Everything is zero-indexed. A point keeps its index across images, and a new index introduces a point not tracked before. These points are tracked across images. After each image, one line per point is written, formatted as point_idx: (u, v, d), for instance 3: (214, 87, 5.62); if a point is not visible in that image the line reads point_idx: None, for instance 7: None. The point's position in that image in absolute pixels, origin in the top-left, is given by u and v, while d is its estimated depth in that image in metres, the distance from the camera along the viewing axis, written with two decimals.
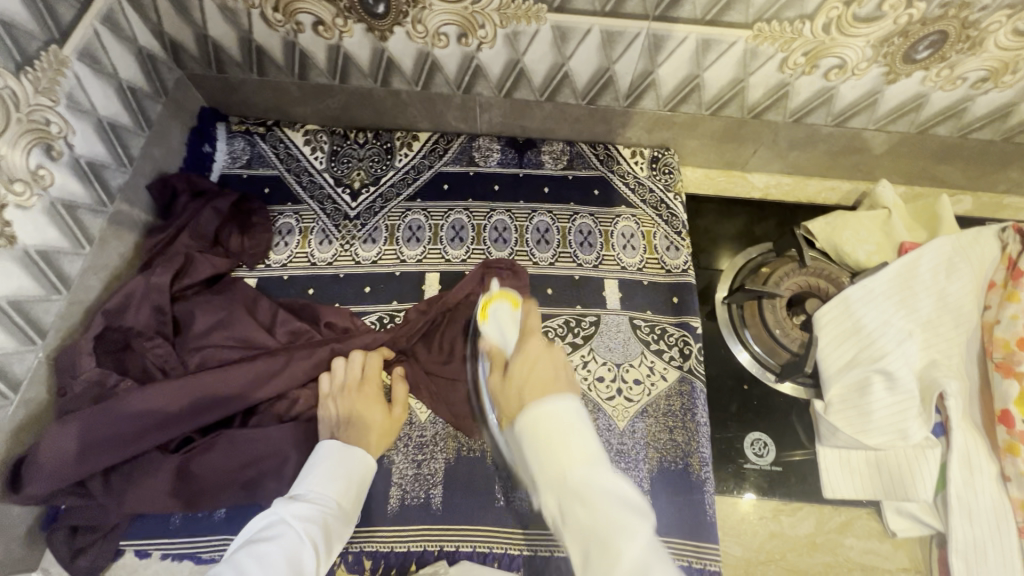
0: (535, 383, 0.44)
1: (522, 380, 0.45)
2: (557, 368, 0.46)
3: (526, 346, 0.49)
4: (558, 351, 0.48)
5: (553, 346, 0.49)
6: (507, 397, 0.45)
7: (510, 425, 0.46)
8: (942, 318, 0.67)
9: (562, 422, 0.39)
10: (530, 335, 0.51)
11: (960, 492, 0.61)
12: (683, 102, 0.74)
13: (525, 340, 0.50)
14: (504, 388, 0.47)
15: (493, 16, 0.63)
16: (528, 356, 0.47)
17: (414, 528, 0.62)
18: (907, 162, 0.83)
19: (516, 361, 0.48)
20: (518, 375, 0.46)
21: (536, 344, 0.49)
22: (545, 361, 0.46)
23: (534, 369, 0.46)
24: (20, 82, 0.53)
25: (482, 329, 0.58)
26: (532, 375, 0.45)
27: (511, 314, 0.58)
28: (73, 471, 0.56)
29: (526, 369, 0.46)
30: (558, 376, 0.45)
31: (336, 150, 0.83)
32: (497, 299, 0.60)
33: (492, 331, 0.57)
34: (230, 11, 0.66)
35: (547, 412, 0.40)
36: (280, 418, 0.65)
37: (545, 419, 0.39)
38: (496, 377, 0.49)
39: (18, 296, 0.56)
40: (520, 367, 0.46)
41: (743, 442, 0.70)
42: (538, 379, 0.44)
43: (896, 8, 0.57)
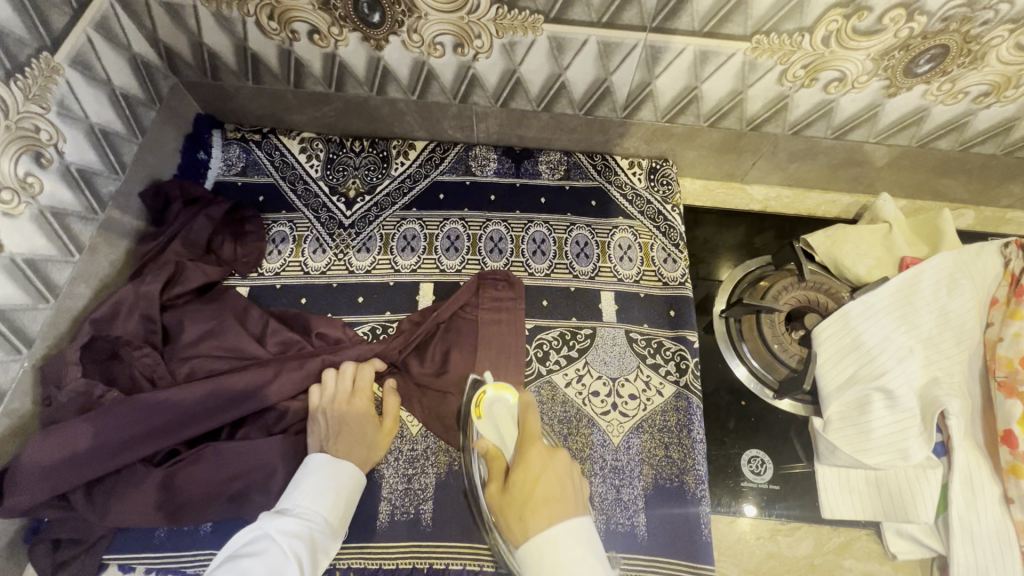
0: (540, 501, 0.48)
1: (529, 495, 0.49)
2: (559, 482, 0.50)
3: (528, 456, 0.52)
4: (557, 461, 0.53)
5: (554, 453, 0.53)
6: (510, 513, 0.49)
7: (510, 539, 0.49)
8: (943, 335, 0.65)
9: (569, 552, 0.44)
10: (530, 442, 0.54)
11: (963, 514, 0.60)
12: (682, 113, 0.74)
13: (525, 450, 0.53)
14: (504, 503, 0.50)
15: (489, 26, 0.62)
16: (530, 471, 0.51)
17: (402, 545, 0.61)
18: (908, 175, 0.82)
19: (519, 473, 0.51)
20: (522, 492, 0.49)
21: (537, 454, 0.52)
22: (549, 477, 0.50)
23: (538, 484, 0.50)
24: (10, 89, 0.53)
25: (478, 426, 0.61)
26: (536, 492, 0.49)
27: (508, 409, 0.62)
28: (53, 484, 0.55)
29: (529, 483, 0.50)
30: (563, 492, 0.49)
31: (332, 158, 0.83)
32: (491, 391, 0.63)
33: (490, 429, 0.60)
34: (225, 19, 0.65)
35: (553, 541, 0.44)
36: (269, 430, 0.64)
37: (554, 551, 0.44)
38: (496, 487, 0.52)
39: (4, 304, 0.55)
40: (524, 483, 0.50)
41: (741, 460, 0.69)
42: (544, 497, 0.48)
43: (896, 22, 0.56)
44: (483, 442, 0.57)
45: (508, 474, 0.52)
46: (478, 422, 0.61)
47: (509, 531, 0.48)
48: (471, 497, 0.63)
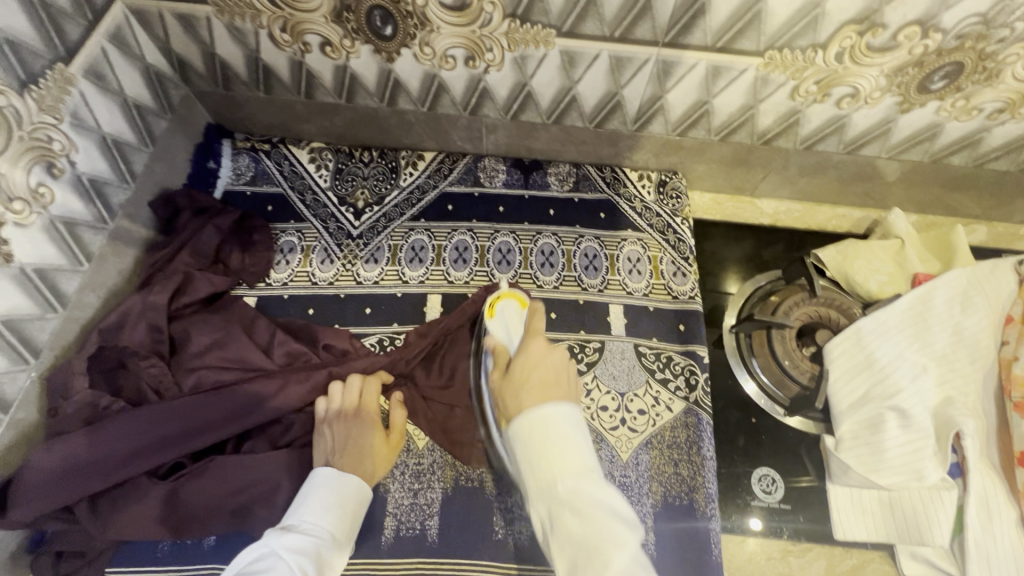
0: (537, 386, 0.50)
1: (527, 379, 0.51)
2: (556, 372, 0.52)
3: (529, 350, 0.54)
4: (558, 353, 0.54)
5: (554, 350, 0.54)
6: (507, 394, 0.51)
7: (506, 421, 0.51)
8: (958, 353, 0.65)
9: (559, 428, 0.45)
10: (532, 337, 0.57)
11: (978, 537, 0.58)
12: (692, 127, 0.73)
13: (528, 343, 0.56)
14: (505, 387, 0.52)
15: (501, 40, 0.62)
16: (530, 363, 0.53)
17: (409, 561, 0.60)
18: (920, 190, 0.81)
19: (520, 363, 0.53)
20: (521, 377, 0.51)
21: (538, 349, 0.54)
22: (546, 367, 0.52)
23: (536, 370, 0.52)
24: (24, 100, 0.53)
25: (488, 325, 0.64)
26: (533, 378, 0.51)
27: (517, 313, 0.64)
28: (58, 497, 0.54)
29: (528, 371, 0.52)
30: (558, 380, 0.51)
31: (341, 168, 0.83)
32: (505, 297, 0.66)
33: (498, 327, 0.63)
34: (238, 30, 0.66)
35: (546, 416, 0.46)
36: (274, 443, 0.64)
37: (546, 425, 0.45)
38: (499, 374, 0.54)
39: (13, 314, 0.55)
40: (524, 370, 0.52)
41: (751, 478, 0.68)
42: (540, 382, 0.50)
43: (911, 39, 0.56)
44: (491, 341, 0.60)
45: (509, 364, 0.55)
46: (489, 322, 0.64)
47: (506, 411, 0.51)
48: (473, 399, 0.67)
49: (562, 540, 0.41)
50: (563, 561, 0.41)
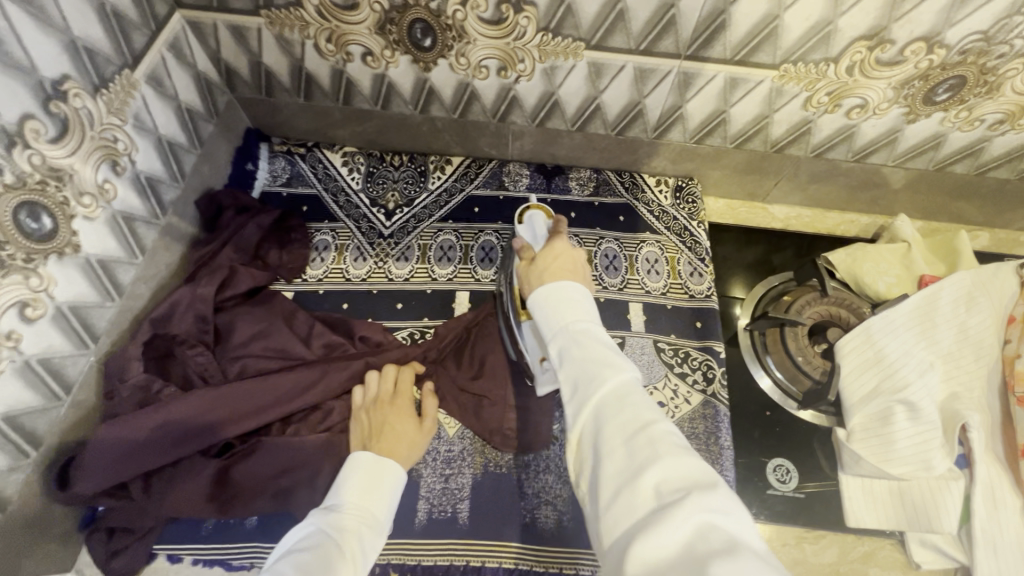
0: (555, 268, 0.54)
1: (547, 263, 0.55)
2: (575, 264, 0.56)
3: (553, 243, 0.59)
4: (580, 253, 0.58)
5: (576, 247, 0.58)
6: (529, 277, 0.56)
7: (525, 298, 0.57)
8: (962, 351, 0.69)
9: (574, 296, 0.49)
10: (557, 236, 0.60)
11: (985, 525, 0.61)
12: (709, 135, 0.78)
13: (552, 240, 0.60)
14: (528, 273, 0.57)
15: (533, 52, 0.67)
16: (553, 253, 0.57)
17: (440, 542, 0.63)
18: (925, 198, 0.85)
19: (543, 253, 0.57)
20: (543, 263, 0.56)
21: (562, 243, 0.59)
22: (567, 259, 0.56)
23: (557, 260, 0.56)
24: (96, 102, 0.57)
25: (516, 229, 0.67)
26: (554, 264, 0.55)
27: (545, 221, 0.66)
28: (115, 473, 0.58)
29: (550, 259, 0.56)
30: (575, 270, 0.55)
31: (372, 171, 0.87)
32: (532, 209, 0.68)
33: (526, 232, 0.66)
34: (286, 41, 0.70)
35: (563, 286, 0.50)
36: (315, 429, 0.67)
37: (563, 291, 0.50)
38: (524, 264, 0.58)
39: (77, 301, 0.58)
40: (546, 258, 0.56)
41: (766, 468, 0.71)
42: (559, 267, 0.54)
43: (917, 54, 0.60)
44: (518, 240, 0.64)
45: (534, 256, 0.59)
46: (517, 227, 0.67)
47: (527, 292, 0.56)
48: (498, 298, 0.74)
49: (566, 368, 0.44)
50: (565, 384, 0.43)
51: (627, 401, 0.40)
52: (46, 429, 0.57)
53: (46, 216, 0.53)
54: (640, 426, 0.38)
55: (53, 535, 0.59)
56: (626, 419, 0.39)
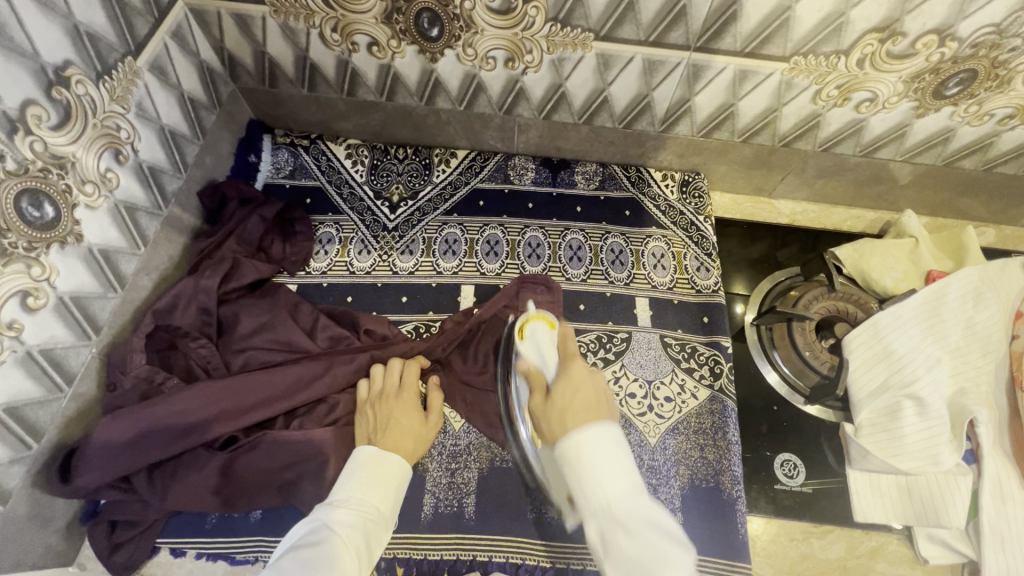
0: (578, 406, 0.49)
1: (567, 400, 0.50)
2: (597, 393, 0.51)
3: (569, 370, 0.54)
4: (599, 377, 0.53)
5: (594, 372, 0.54)
6: (551, 414, 0.50)
7: (550, 441, 0.50)
8: (970, 347, 0.68)
9: (605, 450, 0.44)
10: (571, 361, 0.56)
11: (993, 520, 0.61)
12: (717, 129, 0.77)
13: (567, 364, 0.55)
14: (544, 410, 0.51)
15: (542, 43, 0.66)
16: (571, 381, 0.52)
17: (446, 537, 0.63)
18: (932, 194, 0.85)
19: (558, 385, 0.52)
20: (563, 399, 0.50)
21: (578, 370, 0.54)
22: (588, 388, 0.51)
23: (577, 393, 0.50)
24: (99, 90, 0.56)
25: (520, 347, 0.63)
26: (574, 400, 0.50)
27: (549, 334, 0.64)
28: (115, 467, 0.57)
29: (569, 393, 0.51)
30: (602, 403, 0.50)
31: (376, 164, 0.86)
32: (532, 320, 0.66)
33: (531, 350, 0.62)
34: (291, 30, 0.69)
35: (591, 439, 0.44)
36: (320, 422, 0.66)
37: (591, 444, 0.44)
38: (538, 396, 0.52)
39: (80, 291, 0.58)
40: (565, 391, 0.51)
41: (773, 463, 0.70)
42: (582, 403, 0.49)
43: (929, 47, 0.60)
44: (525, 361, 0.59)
45: (549, 385, 0.54)
46: (521, 344, 0.63)
47: (550, 434, 0.49)
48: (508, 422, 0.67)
49: (616, 558, 0.41)
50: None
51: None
52: (48, 420, 0.56)
53: (49, 205, 0.52)
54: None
55: (55, 528, 0.58)
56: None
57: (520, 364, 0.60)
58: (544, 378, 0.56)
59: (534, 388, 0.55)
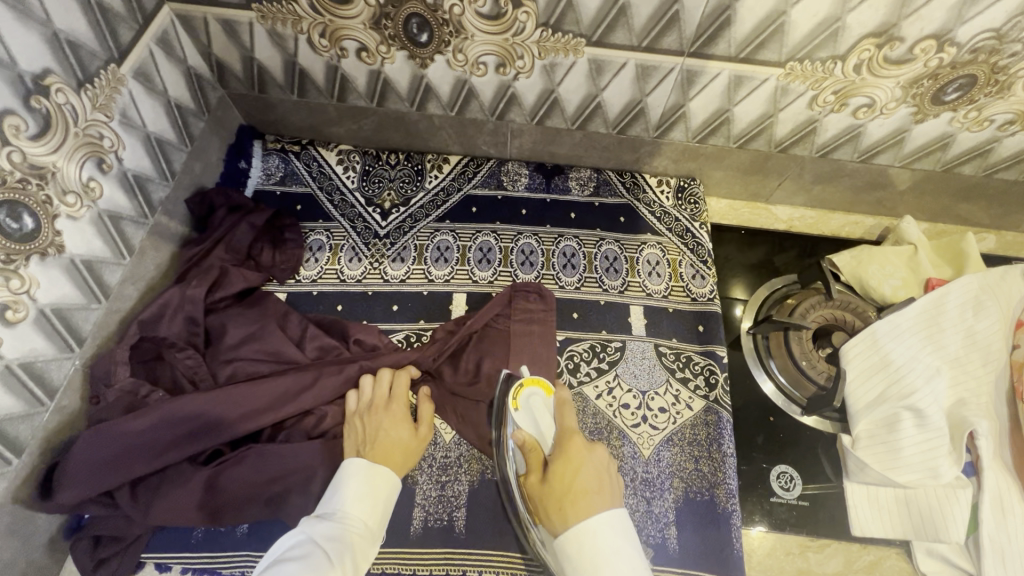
0: (579, 491, 0.50)
1: (568, 485, 0.51)
2: (599, 473, 0.52)
3: (568, 447, 0.55)
4: (597, 451, 0.55)
5: (594, 447, 0.55)
6: (551, 500, 0.51)
7: (548, 527, 0.51)
8: (970, 357, 0.67)
9: (609, 546, 0.46)
10: (569, 434, 0.56)
11: (993, 534, 0.60)
12: (712, 134, 0.76)
13: (565, 440, 0.56)
14: (544, 493, 0.52)
15: (533, 48, 0.65)
16: (571, 462, 0.53)
17: (437, 551, 0.62)
18: (932, 199, 0.83)
19: (558, 465, 0.53)
20: (563, 483, 0.51)
21: (576, 446, 0.55)
22: (589, 468, 0.52)
23: (577, 477, 0.52)
24: (80, 98, 0.55)
25: (515, 417, 0.62)
26: (575, 483, 0.51)
27: (545, 402, 0.63)
28: (98, 482, 0.56)
29: (570, 474, 0.52)
30: (603, 485, 0.51)
31: (368, 170, 0.85)
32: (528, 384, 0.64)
33: (527, 422, 0.61)
34: (279, 36, 0.68)
35: (594, 532, 0.47)
36: (308, 434, 0.65)
37: (594, 540, 0.46)
38: (535, 478, 0.54)
39: (62, 303, 0.57)
40: (564, 475, 0.52)
41: (770, 475, 0.69)
42: (583, 488, 0.50)
43: (927, 52, 0.59)
44: (519, 433, 0.58)
45: (546, 464, 0.55)
46: (516, 414, 0.61)
47: (549, 521, 0.51)
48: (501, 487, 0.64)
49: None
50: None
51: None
52: (28, 435, 0.55)
53: (28, 216, 0.51)
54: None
55: (37, 543, 0.57)
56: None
57: (513, 436, 0.59)
58: (541, 452, 0.57)
59: (532, 467, 0.55)
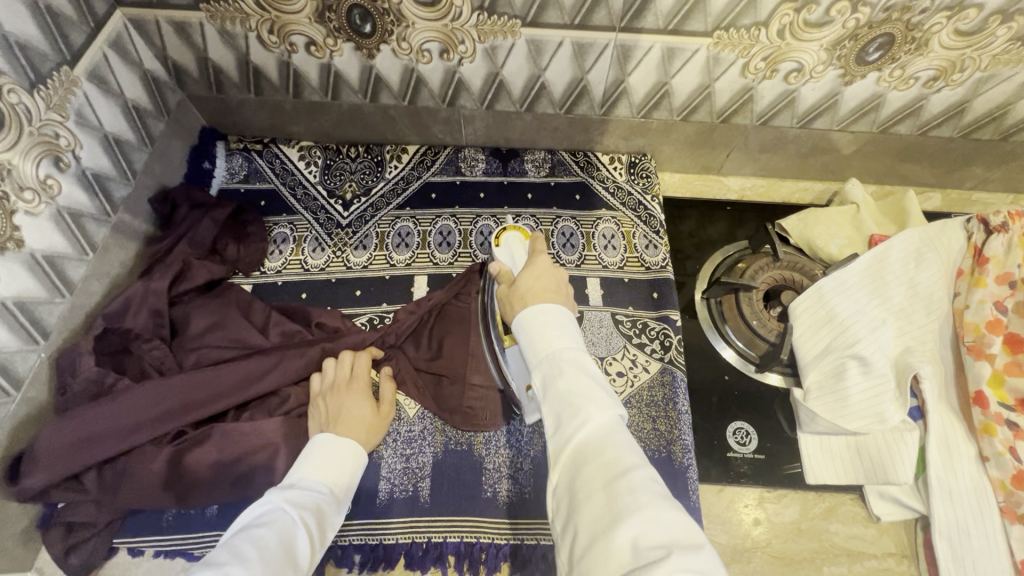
0: (539, 289, 0.53)
1: (530, 285, 0.54)
2: (557, 282, 0.56)
3: (534, 263, 0.59)
4: (560, 271, 0.58)
5: (557, 266, 0.59)
6: (513, 299, 0.54)
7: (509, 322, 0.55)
8: (915, 306, 0.69)
9: (558, 317, 0.48)
10: (536, 256, 0.60)
11: (940, 473, 0.62)
12: (655, 108, 0.79)
13: (532, 259, 0.59)
14: (510, 296, 0.56)
15: (471, 32, 0.68)
16: (537, 272, 0.57)
17: (402, 520, 0.63)
18: (875, 162, 0.86)
19: (524, 274, 0.57)
20: (526, 284, 0.55)
21: (542, 264, 0.58)
22: (550, 277, 0.56)
23: (539, 279, 0.55)
24: (33, 99, 0.58)
25: (494, 253, 0.68)
26: (538, 282, 0.55)
27: (521, 243, 0.68)
28: (68, 463, 0.58)
29: (533, 278, 0.56)
30: (559, 290, 0.55)
31: (329, 164, 0.88)
32: (508, 231, 0.70)
33: (504, 255, 0.67)
34: (229, 34, 0.71)
35: (545, 308, 0.49)
36: (270, 412, 0.67)
37: (546, 313, 0.49)
38: (505, 287, 0.58)
39: (24, 297, 0.59)
40: (527, 280, 0.55)
41: (726, 431, 0.71)
42: (542, 287, 0.54)
43: (843, 13, 0.62)
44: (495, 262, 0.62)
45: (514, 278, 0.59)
46: (496, 249, 0.67)
47: (509, 314, 0.55)
48: (475, 454, 0.67)
49: (550, 398, 0.43)
50: (549, 416, 0.42)
51: (607, 443, 0.38)
52: None
53: None
54: (619, 471, 0.36)
55: (9, 532, 0.59)
56: (607, 461, 0.37)
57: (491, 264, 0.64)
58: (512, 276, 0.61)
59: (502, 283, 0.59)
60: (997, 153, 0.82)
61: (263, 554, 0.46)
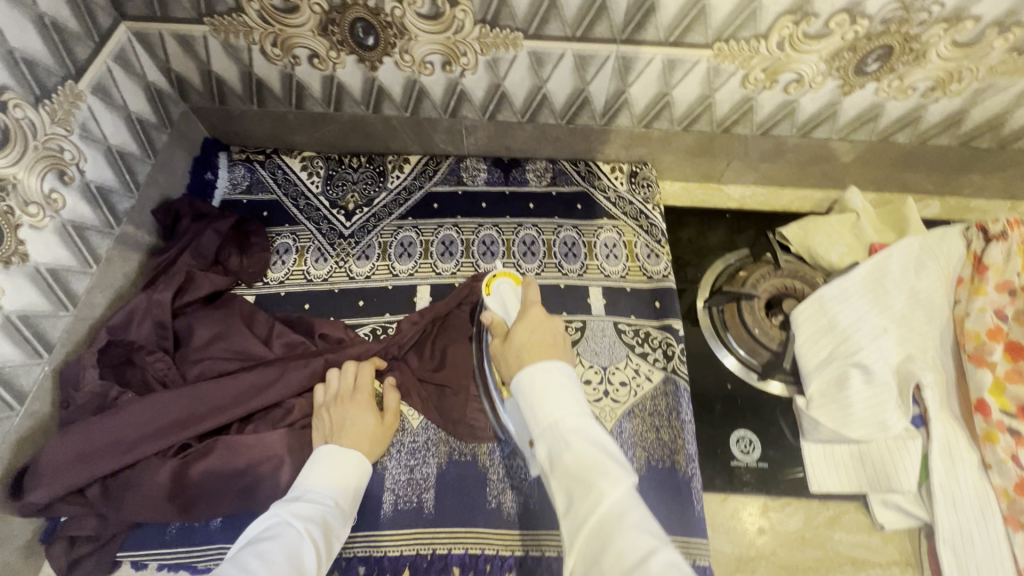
0: (533, 344, 0.53)
1: (524, 340, 0.54)
2: (554, 335, 0.55)
3: (527, 314, 0.58)
4: (555, 321, 0.57)
5: (551, 316, 0.57)
6: (508, 356, 0.54)
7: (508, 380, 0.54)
8: (915, 314, 0.69)
9: (556, 379, 0.47)
10: (529, 306, 0.59)
11: (944, 481, 0.62)
12: (656, 118, 0.79)
13: (526, 310, 0.58)
14: (505, 352, 0.55)
15: (474, 45, 0.68)
16: (531, 325, 0.56)
17: (407, 531, 0.63)
18: (874, 170, 0.87)
19: (517, 328, 0.56)
20: (521, 339, 0.54)
21: (535, 315, 0.57)
22: (546, 330, 0.55)
23: (534, 333, 0.54)
24: (38, 113, 0.58)
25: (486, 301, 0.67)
26: (533, 337, 0.54)
27: (513, 289, 0.67)
28: (70, 478, 0.58)
29: (528, 333, 0.55)
30: (555, 343, 0.54)
31: (332, 174, 0.88)
32: (500, 275, 0.69)
33: (496, 304, 0.66)
34: (232, 47, 0.71)
35: (543, 368, 0.48)
36: (274, 425, 0.67)
37: (544, 373, 0.48)
38: (498, 341, 0.57)
39: (28, 310, 0.59)
40: (521, 334, 0.55)
41: (730, 440, 0.71)
42: (537, 341, 0.53)
43: (842, 25, 0.62)
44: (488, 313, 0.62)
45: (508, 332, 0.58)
46: (487, 298, 0.67)
47: (507, 371, 0.54)
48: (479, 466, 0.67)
49: (558, 472, 0.42)
50: (560, 495, 0.41)
51: (621, 522, 0.37)
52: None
53: None
54: (635, 554, 0.35)
55: (12, 547, 0.58)
56: (622, 545, 0.36)
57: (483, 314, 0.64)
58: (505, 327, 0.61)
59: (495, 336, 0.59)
60: (994, 161, 0.83)
61: (269, 567, 0.46)
